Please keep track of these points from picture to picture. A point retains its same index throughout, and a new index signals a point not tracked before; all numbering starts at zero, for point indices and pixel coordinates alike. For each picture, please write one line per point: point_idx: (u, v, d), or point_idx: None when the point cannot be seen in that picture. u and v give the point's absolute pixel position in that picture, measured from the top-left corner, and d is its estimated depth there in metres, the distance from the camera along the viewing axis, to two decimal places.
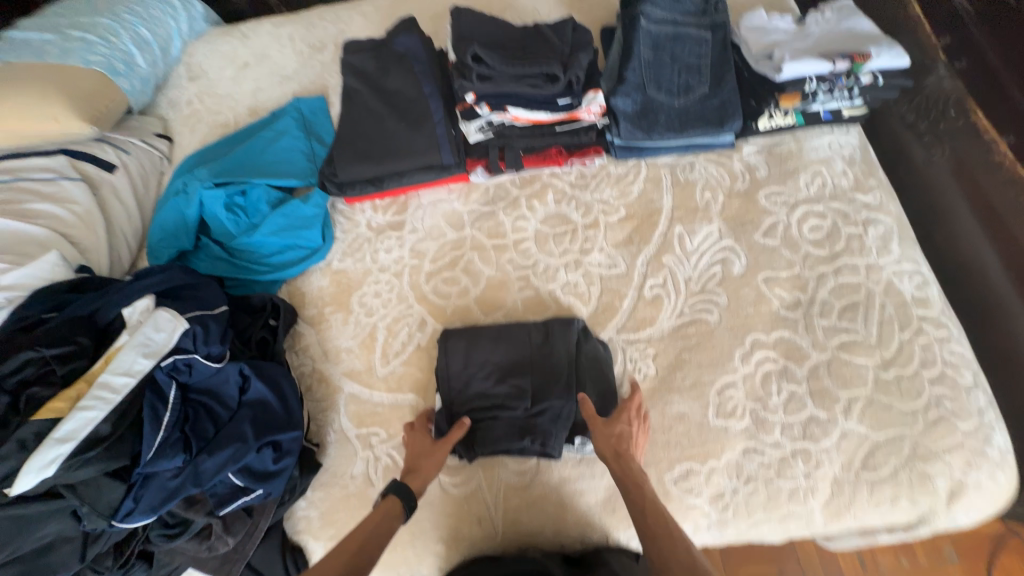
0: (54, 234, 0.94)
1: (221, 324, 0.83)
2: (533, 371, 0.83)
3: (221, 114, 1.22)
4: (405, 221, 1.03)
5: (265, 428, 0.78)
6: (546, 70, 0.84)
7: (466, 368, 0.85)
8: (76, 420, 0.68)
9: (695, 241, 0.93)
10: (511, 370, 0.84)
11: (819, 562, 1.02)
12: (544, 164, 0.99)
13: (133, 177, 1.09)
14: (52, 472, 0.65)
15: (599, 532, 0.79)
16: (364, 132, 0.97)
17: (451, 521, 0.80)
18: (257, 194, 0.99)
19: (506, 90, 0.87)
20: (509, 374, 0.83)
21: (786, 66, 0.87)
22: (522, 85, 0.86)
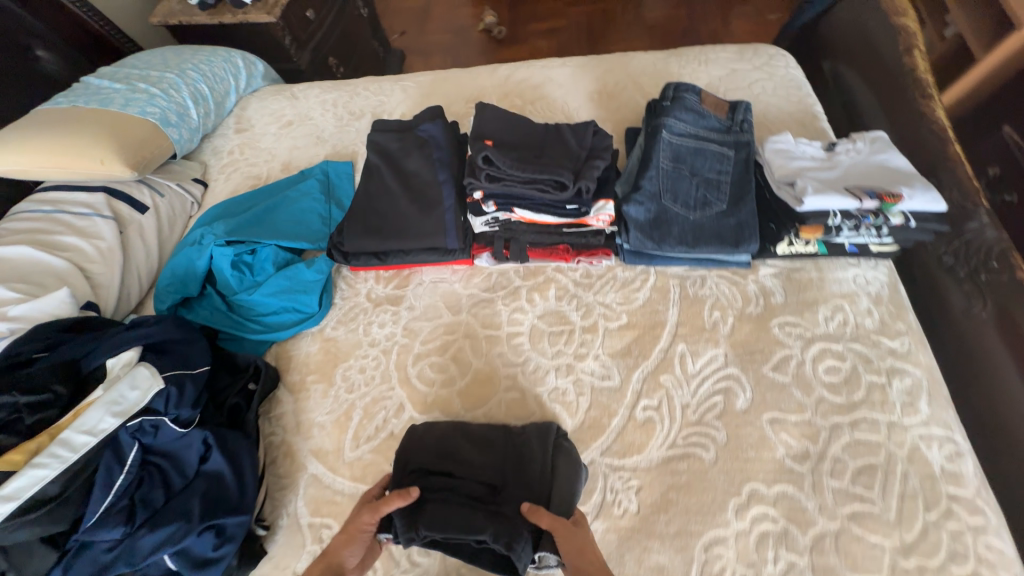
0: (72, 267, 0.98)
1: (197, 387, 0.83)
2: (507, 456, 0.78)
3: (257, 167, 1.29)
4: (404, 297, 1.02)
5: (212, 508, 0.76)
6: (554, 177, 0.84)
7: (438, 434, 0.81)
8: (26, 477, 0.67)
9: (697, 363, 0.87)
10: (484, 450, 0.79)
11: None
12: (549, 258, 0.99)
13: (161, 218, 1.15)
14: None
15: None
16: (376, 208, 0.98)
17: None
18: (265, 254, 1.01)
19: (514, 193, 0.87)
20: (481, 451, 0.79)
21: (808, 199, 0.83)
22: (530, 190, 0.85)
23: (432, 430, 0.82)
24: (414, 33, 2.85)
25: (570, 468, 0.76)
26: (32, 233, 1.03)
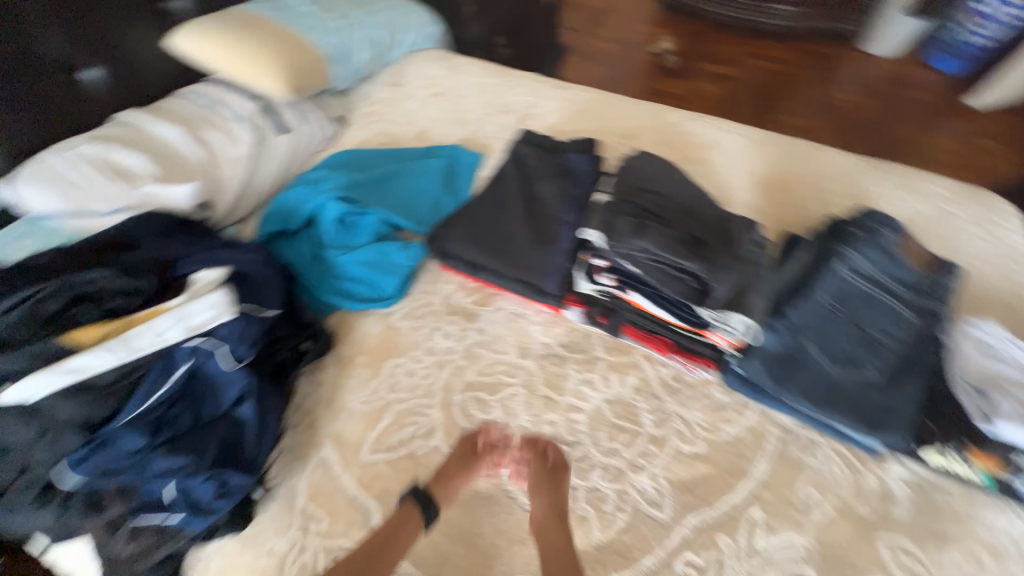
0: (204, 166, 1.05)
1: (260, 329, 0.82)
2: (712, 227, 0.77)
3: (392, 128, 1.30)
4: (478, 316, 0.97)
5: (225, 459, 0.73)
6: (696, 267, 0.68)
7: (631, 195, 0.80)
8: (90, 358, 0.70)
9: (768, 542, 0.72)
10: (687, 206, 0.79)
11: None
12: (644, 342, 0.88)
13: (295, 145, 1.20)
14: (43, 395, 0.68)
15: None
16: (488, 222, 0.93)
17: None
18: (366, 221, 0.99)
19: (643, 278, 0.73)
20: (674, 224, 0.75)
21: (1003, 424, 0.67)
22: (661, 275, 0.69)
23: (641, 175, 0.83)
24: (584, 34, 2.79)
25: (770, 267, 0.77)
26: (194, 121, 1.11)
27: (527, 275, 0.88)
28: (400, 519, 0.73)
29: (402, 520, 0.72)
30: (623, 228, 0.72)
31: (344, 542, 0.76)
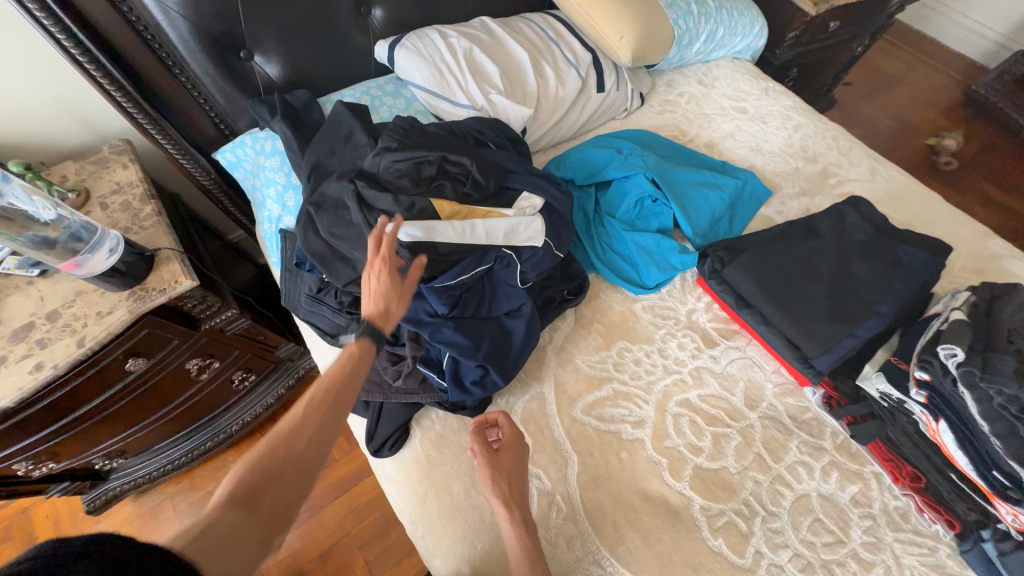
0: (534, 95, 1.12)
1: (549, 264, 0.92)
2: None
3: (688, 125, 1.29)
4: (716, 345, 0.97)
5: (492, 354, 0.84)
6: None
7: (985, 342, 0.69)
8: (444, 229, 0.82)
9: None
10: None
11: None
12: (882, 463, 0.84)
13: (602, 105, 1.24)
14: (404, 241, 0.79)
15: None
16: (782, 268, 0.91)
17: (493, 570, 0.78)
18: (658, 210, 1.03)
19: (970, 416, 0.67)
20: None
21: None
22: (999, 427, 0.63)
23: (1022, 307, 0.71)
24: (858, 94, 2.50)
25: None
26: (535, 47, 1.17)
27: (803, 340, 0.85)
28: (365, 350, 0.65)
29: (365, 354, 0.65)
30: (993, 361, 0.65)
31: (540, 474, 0.84)
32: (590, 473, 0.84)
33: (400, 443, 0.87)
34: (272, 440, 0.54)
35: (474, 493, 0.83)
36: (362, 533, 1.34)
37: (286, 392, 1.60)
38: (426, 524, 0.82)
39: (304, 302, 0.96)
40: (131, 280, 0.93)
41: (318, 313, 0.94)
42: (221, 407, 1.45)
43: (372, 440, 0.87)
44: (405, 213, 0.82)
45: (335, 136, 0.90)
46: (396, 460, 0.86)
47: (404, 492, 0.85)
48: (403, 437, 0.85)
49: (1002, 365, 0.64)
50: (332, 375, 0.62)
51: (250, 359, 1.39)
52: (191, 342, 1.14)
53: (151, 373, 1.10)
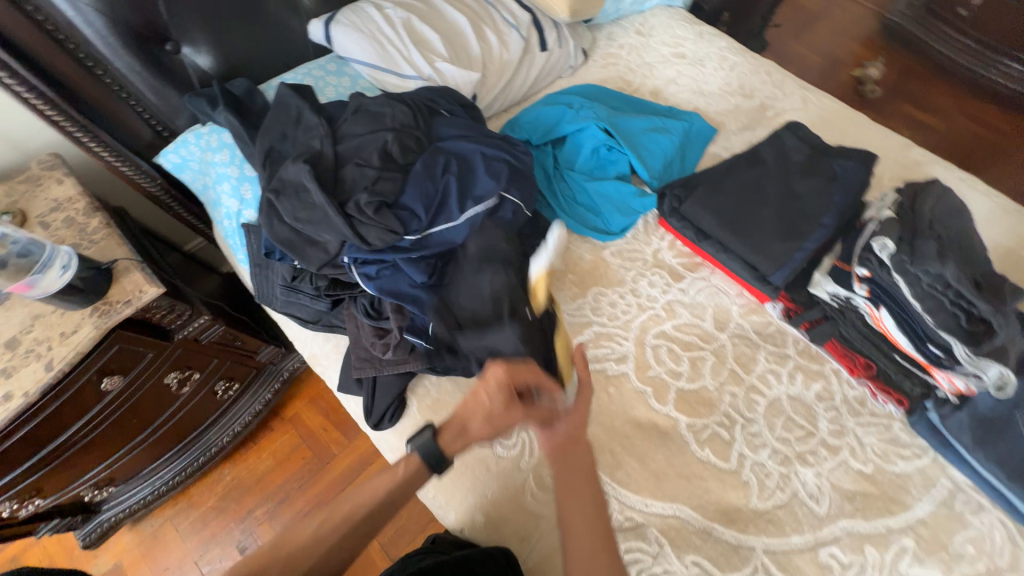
0: (480, 60, 1.12)
1: (518, 223, 0.94)
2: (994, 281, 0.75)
3: (632, 76, 1.32)
4: (683, 278, 1.03)
5: (475, 314, 0.87)
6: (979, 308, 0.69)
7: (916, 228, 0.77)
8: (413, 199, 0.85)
9: (913, 569, 0.78)
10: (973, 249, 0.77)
11: None
12: (839, 359, 0.92)
13: (547, 64, 1.25)
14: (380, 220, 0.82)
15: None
16: (735, 197, 0.97)
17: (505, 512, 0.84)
18: (614, 158, 1.07)
19: (903, 298, 0.76)
20: (966, 260, 0.74)
21: None
22: (931, 303, 0.72)
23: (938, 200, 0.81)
24: (787, 34, 2.60)
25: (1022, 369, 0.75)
26: (473, 11, 1.17)
27: (757, 260, 0.93)
28: (405, 475, 0.74)
29: (406, 478, 0.74)
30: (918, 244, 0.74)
31: None
32: None
33: (400, 412, 0.90)
34: (294, 534, 0.72)
35: None
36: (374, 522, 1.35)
37: (273, 396, 1.59)
38: (439, 487, 0.89)
39: (280, 293, 0.95)
40: (92, 296, 0.89)
41: (297, 302, 0.95)
42: (209, 420, 1.43)
43: (370, 415, 0.89)
44: (369, 188, 0.82)
45: (283, 119, 0.88)
46: (396, 431, 0.90)
47: None
48: (401, 406, 0.89)
49: (927, 248, 0.73)
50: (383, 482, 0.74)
51: (230, 367, 1.37)
52: (166, 355, 1.11)
53: (130, 392, 1.07)
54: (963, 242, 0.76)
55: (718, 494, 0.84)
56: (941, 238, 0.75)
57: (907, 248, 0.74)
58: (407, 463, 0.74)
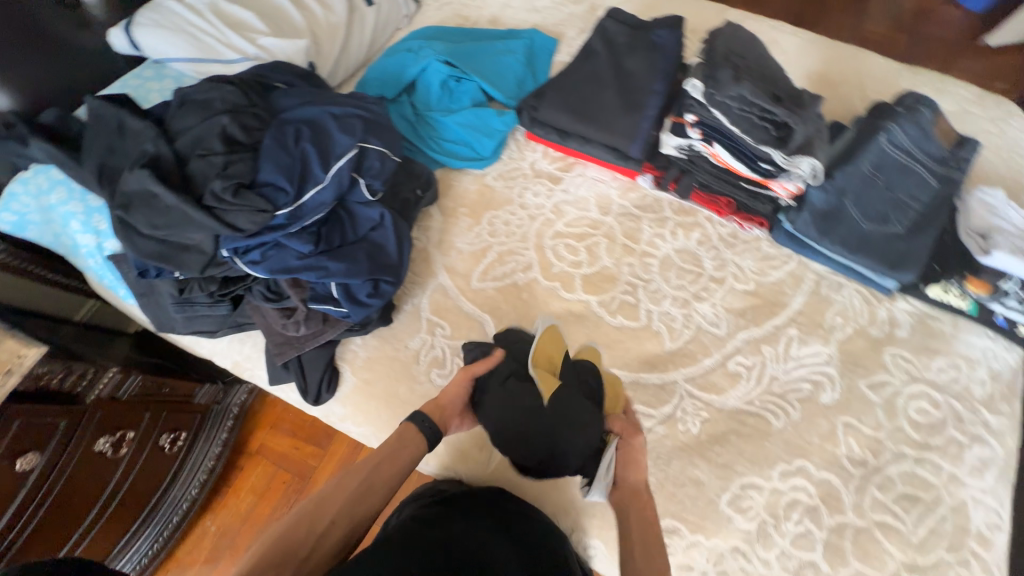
0: (306, 28, 1.09)
1: (390, 170, 0.95)
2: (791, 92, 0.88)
3: (468, 10, 1.33)
4: (562, 180, 1.10)
5: (374, 265, 0.89)
6: (777, 112, 0.82)
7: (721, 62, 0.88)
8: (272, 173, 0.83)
9: (801, 350, 0.93)
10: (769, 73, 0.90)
11: None
12: (707, 206, 1.03)
13: (379, 18, 1.24)
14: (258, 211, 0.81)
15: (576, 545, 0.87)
16: (580, 91, 1.04)
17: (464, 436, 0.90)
18: (466, 87, 1.10)
19: (726, 127, 0.86)
20: (762, 82, 0.87)
21: (997, 253, 0.85)
22: (745, 121, 0.84)
23: (736, 37, 0.92)
24: None
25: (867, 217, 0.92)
26: None
27: (615, 141, 1.02)
28: (406, 435, 0.76)
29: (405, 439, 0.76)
30: (723, 75, 0.85)
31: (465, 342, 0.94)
32: (506, 323, 0.96)
33: (336, 382, 0.92)
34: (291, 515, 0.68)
35: (418, 384, 0.91)
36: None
37: (230, 434, 1.53)
38: None
39: (173, 311, 0.92)
40: None
41: (194, 314, 0.92)
42: (168, 478, 1.35)
43: (308, 394, 0.90)
44: (221, 174, 0.81)
45: (107, 133, 0.83)
46: (339, 399, 0.92)
47: (360, 417, 0.92)
48: (335, 375, 0.91)
49: (729, 76, 0.85)
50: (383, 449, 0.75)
51: (170, 418, 1.30)
52: (83, 423, 1.05)
53: (55, 471, 1.01)
54: (760, 66, 0.89)
55: (637, 349, 0.94)
56: (739, 66, 0.87)
57: (715, 81, 0.85)
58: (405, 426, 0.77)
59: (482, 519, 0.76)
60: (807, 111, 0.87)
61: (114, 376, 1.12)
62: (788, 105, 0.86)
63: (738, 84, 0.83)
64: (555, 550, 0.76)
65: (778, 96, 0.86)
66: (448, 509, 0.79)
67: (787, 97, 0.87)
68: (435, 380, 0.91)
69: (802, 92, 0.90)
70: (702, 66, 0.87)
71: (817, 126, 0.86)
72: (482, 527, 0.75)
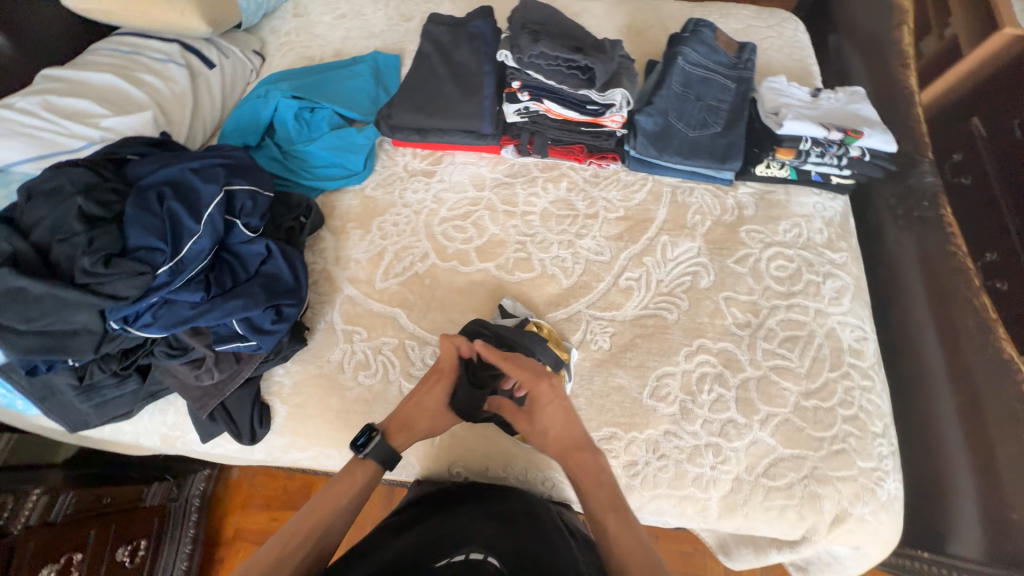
0: (152, 102, 1.11)
1: (265, 204, 0.99)
2: (588, 43, 1.06)
3: (311, 49, 1.41)
4: (436, 172, 1.18)
5: (272, 293, 0.92)
6: (577, 59, 0.98)
7: (524, 32, 1.03)
8: (142, 238, 0.85)
9: (675, 251, 1.05)
10: (567, 35, 1.06)
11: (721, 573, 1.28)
12: (566, 157, 1.15)
13: (225, 77, 1.28)
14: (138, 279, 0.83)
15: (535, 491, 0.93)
16: (425, 90, 1.14)
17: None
18: (322, 115, 1.17)
19: (546, 83, 1.02)
20: (562, 39, 1.03)
21: (787, 123, 1.02)
22: (557, 74, 1.00)
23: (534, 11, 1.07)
24: None
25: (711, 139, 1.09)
26: (114, 66, 1.15)
27: (467, 124, 1.12)
28: (363, 480, 0.77)
29: (365, 482, 0.77)
30: (526, 40, 1.00)
31: (383, 339, 0.99)
32: (418, 310, 1.02)
33: (269, 416, 0.94)
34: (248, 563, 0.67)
35: (348, 391, 0.94)
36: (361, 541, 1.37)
37: (197, 530, 1.40)
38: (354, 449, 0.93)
39: (79, 403, 0.90)
40: None
41: (103, 399, 0.91)
42: None
43: (242, 436, 0.92)
44: (87, 251, 0.82)
45: None
46: (275, 432, 0.94)
47: (302, 441, 0.94)
48: (265, 410, 0.93)
49: (531, 41, 1.01)
50: (335, 495, 0.74)
51: (121, 529, 1.20)
52: (15, 558, 0.98)
53: None
54: (557, 27, 1.06)
55: (540, 295, 1.02)
56: (539, 32, 1.04)
57: (523, 47, 1.00)
58: (364, 470, 0.77)
59: (460, 509, 0.78)
60: (604, 51, 1.04)
61: (40, 500, 1.06)
62: (586, 51, 1.02)
63: (539, 44, 0.99)
64: (532, 508, 0.79)
65: (575, 47, 1.03)
66: (428, 508, 0.79)
67: (584, 46, 1.04)
68: (363, 381, 0.95)
69: (598, 40, 1.08)
70: (508, 38, 1.02)
71: (616, 64, 1.03)
72: (458, 515, 0.76)
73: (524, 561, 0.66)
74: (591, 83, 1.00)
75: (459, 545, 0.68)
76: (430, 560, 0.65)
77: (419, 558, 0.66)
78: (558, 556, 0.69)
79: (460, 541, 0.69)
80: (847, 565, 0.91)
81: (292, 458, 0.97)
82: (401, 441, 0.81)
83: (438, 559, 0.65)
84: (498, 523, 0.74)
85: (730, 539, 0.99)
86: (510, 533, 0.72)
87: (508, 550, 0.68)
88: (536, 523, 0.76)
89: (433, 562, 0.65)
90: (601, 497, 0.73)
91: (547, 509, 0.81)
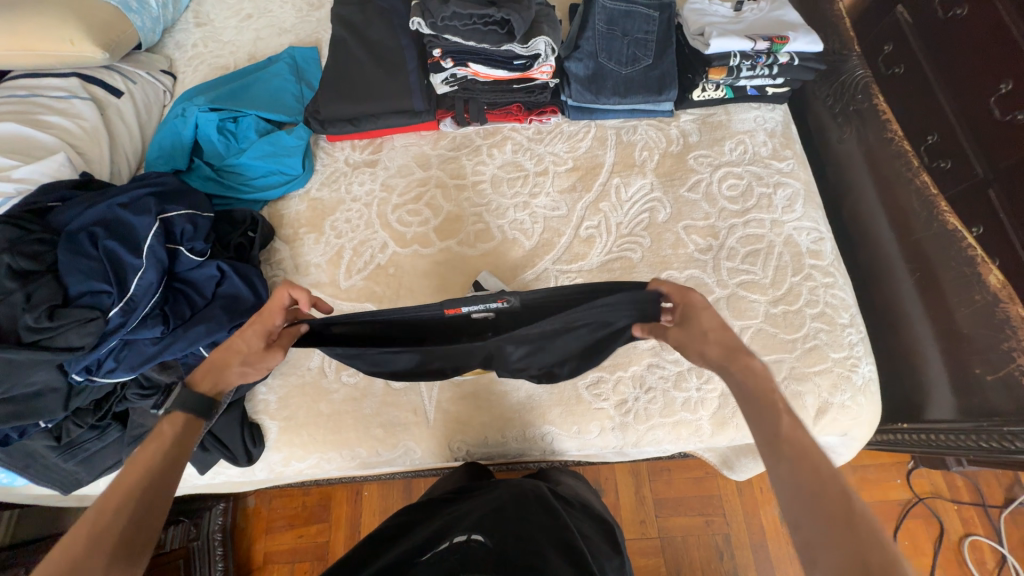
0: (63, 144, 1.05)
1: (208, 226, 0.96)
2: None
3: (223, 58, 1.33)
4: (378, 160, 1.15)
5: (234, 313, 0.90)
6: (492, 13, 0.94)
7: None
8: (86, 285, 0.82)
9: (629, 192, 1.05)
10: None
11: (734, 489, 1.35)
12: (505, 119, 1.13)
13: (137, 104, 1.20)
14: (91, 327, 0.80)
15: (536, 450, 0.95)
16: (348, 77, 1.10)
17: (402, 415, 0.92)
18: (247, 123, 1.11)
19: (465, 44, 0.99)
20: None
21: (713, 41, 1.00)
22: (476, 34, 0.97)
23: None
24: None
25: (645, 80, 1.08)
26: (13, 114, 1.07)
27: (399, 104, 1.09)
28: (171, 433, 0.60)
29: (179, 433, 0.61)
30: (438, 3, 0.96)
31: None
32: (388, 301, 1.01)
33: (261, 434, 0.93)
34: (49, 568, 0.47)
35: (334, 394, 0.93)
36: (389, 490, 1.49)
37: (226, 563, 1.38)
38: (351, 444, 0.93)
39: (62, 462, 0.88)
40: None
41: (87, 454, 0.89)
42: None
43: (238, 458, 0.91)
44: (27, 307, 0.78)
45: None
46: (271, 447, 0.93)
47: (299, 451, 0.93)
48: (257, 429, 0.91)
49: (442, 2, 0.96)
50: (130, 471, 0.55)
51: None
52: None
53: None
54: None
55: (506, 261, 1.02)
56: None
57: (435, 10, 0.96)
58: (171, 421, 0.61)
59: (448, 507, 0.80)
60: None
61: None
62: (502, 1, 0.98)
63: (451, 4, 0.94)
64: (519, 487, 0.82)
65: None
66: (416, 508, 0.80)
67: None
68: (347, 381, 0.94)
69: None
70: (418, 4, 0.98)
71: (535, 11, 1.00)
72: (448, 511, 0.78)
73: (508, 535, 0.71)
74: (513, 37, 0.97)
75: (448, 532, 0.71)
76: (415, 552, 0.68)
77: (408, 553, 0.68)
78: (541, 525, 0.74)
79: (446, 530, 0.72)
80: (840, 452, 0.95)
81: (296, 469, 0.97)
82: (210, 387, 0.66)
83: (423, 550, 0.68)
84: (485, 506, 0.77)
85: (731, 454, 1.03)
86: (500, 515, 0.75)
87: (495, 527, 0.72)
88: (523, 501, 0.79)
89: (418, 556, 0.67)
90: (754, 399, 0.55)
91: (535, 488, 0.84)
